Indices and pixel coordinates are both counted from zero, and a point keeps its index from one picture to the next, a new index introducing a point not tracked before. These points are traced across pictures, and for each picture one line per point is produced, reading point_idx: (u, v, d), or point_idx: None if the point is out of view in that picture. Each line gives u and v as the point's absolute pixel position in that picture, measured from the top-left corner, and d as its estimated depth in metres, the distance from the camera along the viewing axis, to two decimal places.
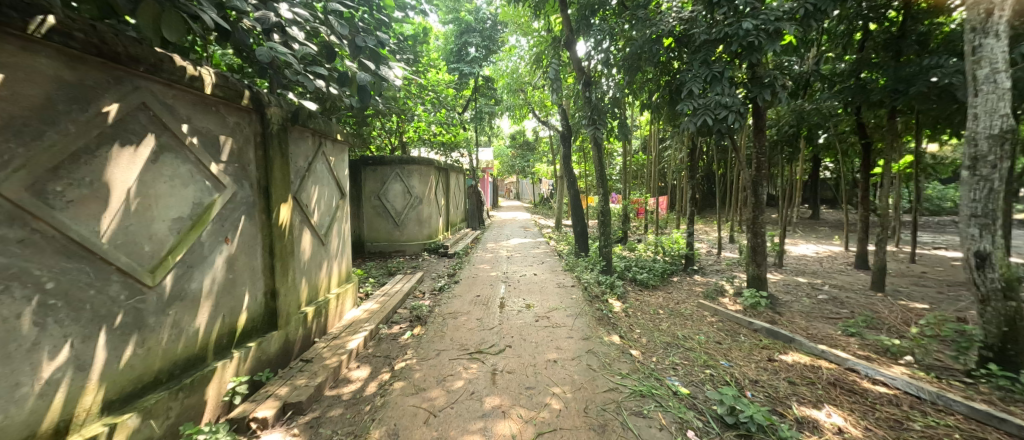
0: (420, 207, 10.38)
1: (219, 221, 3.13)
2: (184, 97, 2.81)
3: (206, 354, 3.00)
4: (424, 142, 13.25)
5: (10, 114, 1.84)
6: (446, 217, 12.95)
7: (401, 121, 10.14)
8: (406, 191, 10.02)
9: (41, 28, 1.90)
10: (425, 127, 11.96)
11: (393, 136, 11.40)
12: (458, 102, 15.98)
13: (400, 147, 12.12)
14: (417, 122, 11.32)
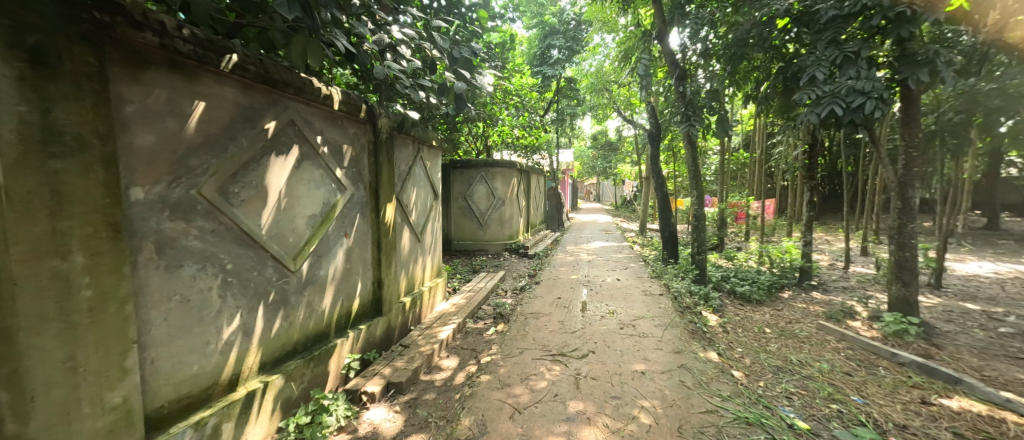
0: (503, 208, 10.74)
1: (340, 218, 3.64)
2: (319, 113, 3.33)
3: (329, 332, 3.51)
4: (508, 145, 13.64)
5: (207, 133, 2.36)
6: (527, 218, 13.15)
7: (487, 126, 10.59)
8: (490, 193, 10.42)
9: (228, 65, 2.40)
10: (509, 131, 12.32)
11: (479, 140, 11.98)
12: (541, 104, 16.14)
13: (486, 150, 12.66)
14: (502, 126, 11.72)
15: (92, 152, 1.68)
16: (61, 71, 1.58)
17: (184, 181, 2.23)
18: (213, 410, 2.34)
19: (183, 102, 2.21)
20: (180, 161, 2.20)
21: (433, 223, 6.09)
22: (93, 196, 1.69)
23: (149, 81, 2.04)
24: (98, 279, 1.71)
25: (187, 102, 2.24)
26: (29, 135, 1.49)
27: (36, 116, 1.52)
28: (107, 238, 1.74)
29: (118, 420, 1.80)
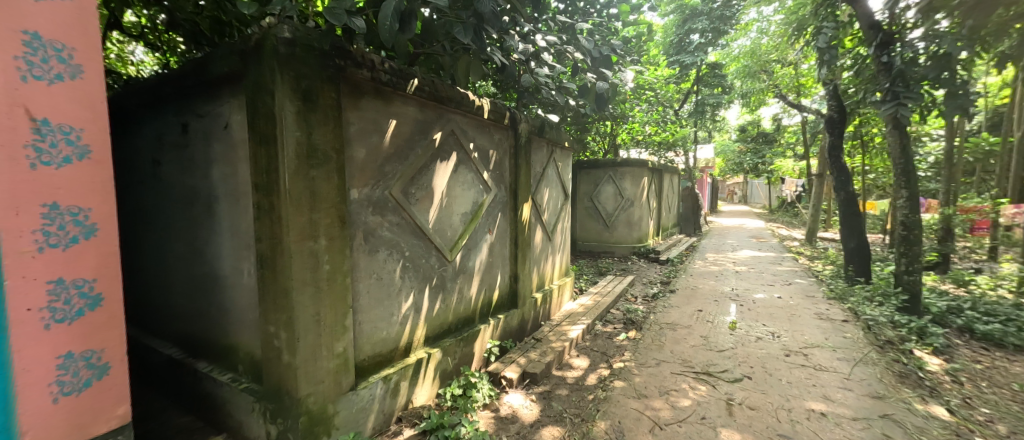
0: (631, 209, 10.04)
1: (486, 216, 4.03)
2: (472, 123, 3.75)
3: (474, 318, 3.94)
4: (637, 144, 12.59)
5: (396, 145, 2.91)
6: (658, 221, 12.13)
7: (618, 124, 10.17)
8: (619, 193, 9.96)
9: (412, 88, 2.90)
10: (640, 127, 11.56)
11: (608, 139, 11.58)
12: (677, 96, 14.65)
13: (613, 149, 12.12)
14: (633, 123, 11.07)
15: (331, 163, 2.26)
16: (318, 106, 2.17)
17: (381, 184, 2.79)
18: (395, 368, 2.89)
19: (382, 121, 2.77)
20: (379, 169, 2.78)
21: (563, 223, 6.17)
22: (332, 195, 2.28)
23: (363, 107, 2.61)
24: (332, 257, 2.29)
25: (384, 121, 2.79)
26: (301, 152, 2.09)
27: (304, 139, 2.11)
28: (338, 227, 2.32)
29: (340, 364, 2.39)
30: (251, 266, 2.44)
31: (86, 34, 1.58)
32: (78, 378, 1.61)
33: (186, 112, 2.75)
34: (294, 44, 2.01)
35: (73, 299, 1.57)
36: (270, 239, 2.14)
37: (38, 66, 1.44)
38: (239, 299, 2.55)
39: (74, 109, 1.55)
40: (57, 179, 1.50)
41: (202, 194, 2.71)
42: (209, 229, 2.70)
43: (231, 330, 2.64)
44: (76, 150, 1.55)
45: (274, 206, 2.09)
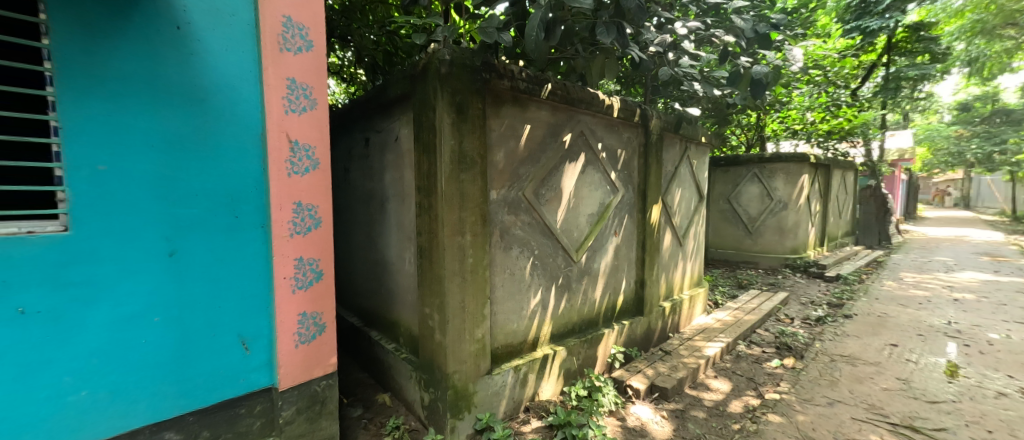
0: (784, 213, 8.34)
1: (612, 218, 3.90)
2: (601, 122, 3.67)
3: (598, 320, 3.86)
4: (793, 137, 10.34)
5: (531, 148, 3.05)
6: (823, 228, 9.90)
7: (769, 113, 8.64)
8: (767, 195, 8.45)
9: (547, 93, 2.98)
10: (800, 116, 9.59)
11: (755, 130, 9.94)
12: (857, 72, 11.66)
13: (761, 142, 10.35)
14: (791, 110, 9.24)
15: (477, 167, 2.51)
16: (468, 116, 2.43)
17: (515, 186, 2.97)
18: (524, 360, 3.04)
19: (518, 125, 2.94)
20: (515, 171, 2.96)
21: (698, 227, 5.57)
22: (477, 196, 2.53)
23: (503, 114, 2.81)
24: (475, 251, 2.55)
25: (520, 126, 2.95)
26: (454, 159, 2.38)
27: (457, 146, 2.39)
28: (480, 224, 2.57)
29: (479, 349, 2.64)
30: (412, 256, 2.89)
31: (320, 74, 2.09)
32: (309, 332, 2.15)
33: (368, 129, 3.41)
34: (451, 64, 2.30)
35: (307, 272, 2.11)
36: (428, 234, 2.50)
37: (294, 102, 2.00)
38: (402, 282, 3.05)
39: (312, 132, 2.07)
40: (301, 184, 2.05)
41: (377, 195, 3.33)
42: (381, 224, 3.30)
43: (395, 308, 3.18)
44: (313, 163, 2.08)
45: (432, 204, 2.44)
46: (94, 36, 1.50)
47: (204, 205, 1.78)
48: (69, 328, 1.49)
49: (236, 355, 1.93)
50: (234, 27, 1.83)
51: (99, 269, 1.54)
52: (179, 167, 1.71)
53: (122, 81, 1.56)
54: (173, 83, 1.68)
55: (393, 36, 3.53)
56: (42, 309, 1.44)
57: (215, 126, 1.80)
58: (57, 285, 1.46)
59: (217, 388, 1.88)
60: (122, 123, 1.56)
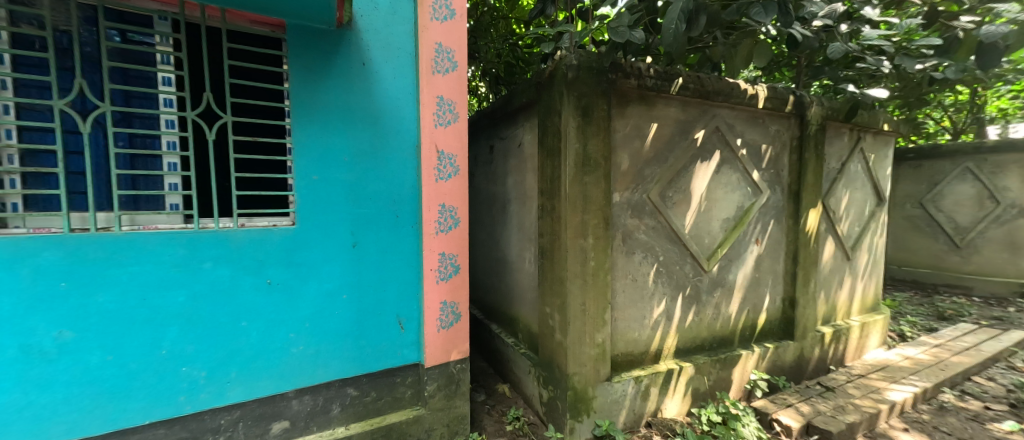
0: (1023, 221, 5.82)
1: (753, 224, 3.26)
2: (741, 115, 3.07)
3: (733, 339, 3.31)
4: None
5: (657, 148, 2.72)
6: None
7: (997, 87, 6.31)
8: (989, 197, 6.05)
9: (676, 88, 2.64)
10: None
11: (972, 109, 7.22)
12: None
13: (977, 126, 7.68)
14: None
15: (601, 170, 2.45)
16: (593, 119, 2.40)
17: (640, 188, 2.69)
18: (646, 372, 2.77)
19: (644, 125, 2.64)
20: (639, 172, 2.67)
21: (873, 238, 4.45)
22: (600, 199, 2.47)
23: (629, 114, 2.59)
24: (597, 254, 2.48)
25: (647, 125, 2.66)
26: (578, 161, 2.39)
27: (581, 149, 2.38)
28: (602, 227, 2.49)
29: (598, 354, 2.55)
30: (532, 255, 3.01)
31: (462, 90, 2.35)
32: (448, 319, 2.43)
33: (493, 137, 3.67)
34: (578, 68, 2.31)
35: (448, 266, 2.39)
36: (551, 235, 2.59)
37: (441, 117, 2.29)
38: (522, 281, 3.20)
39: (454, 142, 2.34)
40: (445, 188, 2.34)
41: (500, 198, 3.56)
42: (503, 224, 3.51)
43: (516, 305, 3.34)
44: (454, 169, 2.36)
45: (556, 207, 2.50)
46: (313, 77, 1.98)
47: (376, 206, 2.19)
48: (293, 297, 2.01)
49: (394, 332, 2.32)
50: (399, 58, 2.19)
51: (311, 253, 2.03)
52: (361, 175, 2.13)
53: (328, 109, 2.02)
54: (359, 108, 2.10)
55: (515, 48, 3.70)
56: (280, 281, 1.97)
57: (385, 140, 2.18)
58: (287, 264, 1.98)
59: (380, 358, 2.28)
60: (327, 142, 2.03)
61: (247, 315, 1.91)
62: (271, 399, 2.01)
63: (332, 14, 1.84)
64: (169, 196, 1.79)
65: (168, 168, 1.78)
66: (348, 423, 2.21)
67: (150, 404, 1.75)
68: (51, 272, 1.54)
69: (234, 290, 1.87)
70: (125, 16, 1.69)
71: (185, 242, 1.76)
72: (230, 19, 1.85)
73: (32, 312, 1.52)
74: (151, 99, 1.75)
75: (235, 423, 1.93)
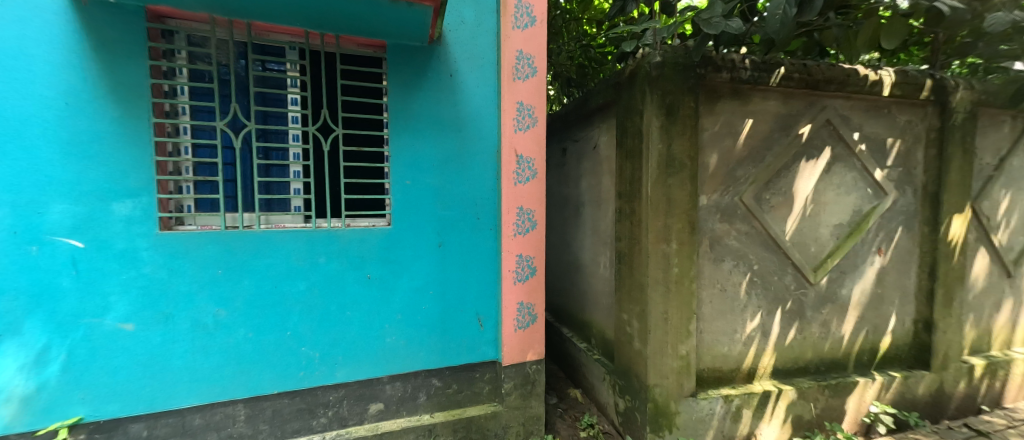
0: None
1: (874, 231, 2.75)
2: (859, 106, 2.64)
3: (847, 363, 2.79)
4: None
5: (752, 146, 2.40)
6: None
7: None
8: None
9: (777, 78, 2.31)
10: None
11: None
12: None
13: None
14: None
15: (687, 170, 2.26)
16: (679, 117, 2.23)
17: (731, 190, 2.39)
18: (738, 391, 2.45)
19: (738, 123, 2.36)
20: (730, 172, 2.37)
21: None
22: (685, 202, 2.27)
23: (718, 111, 2.33)
24: (681, 261, 2.29)
25: (740, 122, 2.38)
26: (662, 162, 2.25)
27: (665, 149, 2.24)
28: (688, 232, 2.29)
29: (682, 367, 2.35)
30: (608, 260, 2.94)
31: (541, 94, 2.37)
32: (525, 320, 2.46)
33: (565, 139, 3.66)
34: (663, 65, 2.18)
35: (525, 267, 2.42)
36: (630, 239, 2.49)
37: (521, 121, 2.34)
38: (597, 285, 3.13)
39: (532, 146, 2.38)
40: (523, 191, 2.38)
41: (572, 201, 3.52)
42: (576, 227, 3.47)
43: (588, 309, 3.28)
44: (533, 172, 2.39)
45: (636, 211, 2.41)
46: (407, 91, 2.17)
47: (460, 208, 2.32)
48: (388, 291, 2.21)
49: (475, 329, 2.42)
50: (482, 67, 2.30)
51: (403, 251, 2.23)
52: (446, 180, 2.28)
53: (420, 120, 2.20)
54: (446, 117, 2.25)
55: (588, 49, 3.58)
56: (377, 276, 2.19)
57: (469, 146, 2.31)
58: (384, 260, 2.19)
59: (462, 353, 2.41)
60: (418, 149, 2.21)
61: (350, 305, 2.15)
62: (369, 381, 2.22)
63: (424, 32, 2.01)
64: (294, 199, 2.10)
65: (293, 175, 2.09)
66: (433, 411, 2.36)
67: (277, 376, 2.05)
68: (212, 262, 1.91)
69: (341, 282, 2.13)
70: (266, 49, 2.04)
71: (304, 239, 2.04)
72: (343, 43, 2.11)
73: (199, 293, 1.90)
74: (283, 117, 2.07)
75: (341, 400, 2.17)
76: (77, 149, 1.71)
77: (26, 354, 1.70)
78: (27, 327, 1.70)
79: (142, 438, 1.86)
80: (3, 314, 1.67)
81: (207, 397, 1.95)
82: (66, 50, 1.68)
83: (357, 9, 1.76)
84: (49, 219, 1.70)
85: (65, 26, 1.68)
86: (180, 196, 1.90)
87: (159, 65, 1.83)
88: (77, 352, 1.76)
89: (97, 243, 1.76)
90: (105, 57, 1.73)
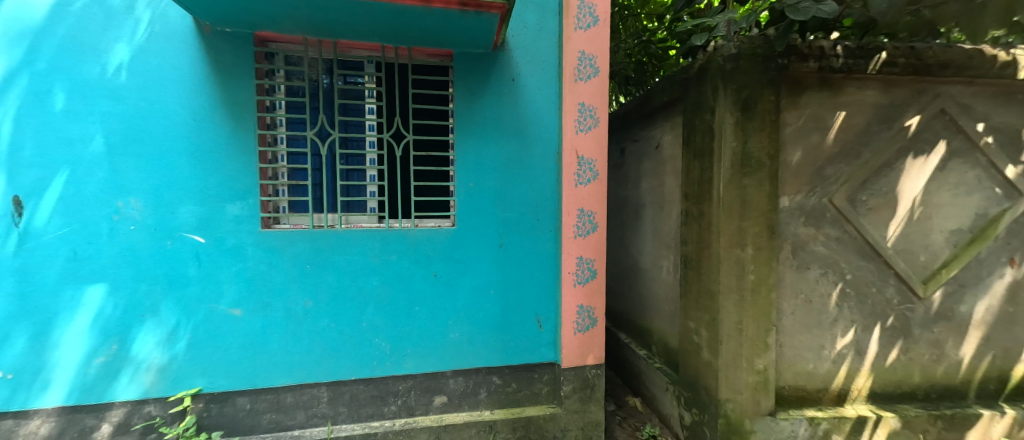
0: None
1: (1007, 238, 2.30)
2: (986, 92, 2.24)
3: (969, 392, 2.34)
4: None
5: (845, 141, 2.14)
6: None
7: None
8: None
9: (877, 64, 2.06)
10: None
11: None
12: None
13: None
14: None
15: (765, 170, 2.09)
16: (756, 112, 2.06)
17: (820, 190, 2.14)
18: (826, 414, 2.17)
19: (828, 116, 2.12)
20: (818, 171, 2.14)
21: None
22: (763, 204, 2.10)
23: (804, 104, 2.11)
24: (758, 267, 2.12)
25: (831, 115, 2.13)
26: (736, 161, 2.10)
27: (739, 147, 2.09)
28: (766, 236, 2.11)
29: (759, 382, 2.16)
30: (671, 265, 2.80)
31: (604, 93, 2.32)
32: (585, 323, 2.42)
33: (624, 139, 3.55)
34: (739, 57, 2.04)
35: (586, 270, 2.38)
36: (697, 243, 2.36)
37: (582, 122, 2.30)
38: (659, 290, 2.99)
39: (593, 147, 2.32)
40: (584, 193, 2.34)
41: (631, 202, 3.41)
42: (635, 230, 3.35)
43: (649, 315, 3.14)
44: (594, 174, 2.33)
45: (706, 213, 2.27)
46: (471, 96, 2.26)
47: (521, 210, 2.36)
48: (452, 289, 2.32)
49: (534, 330, 2.45)
50: (544, 70, 2.32)
51: (466, 251, 2.31)
52: (508, 182, 2.33)
53: (483, 124, 2.27)
54: (509, 120, 2.30)
55: (649, 44, 3.31)
56: (443, 274, 2.29)
57: (530, 149, 2.34)
58: (449, 259, 2.29)
59: (521, 353, 2.44)
60: (482, 152, 2.28)
61: (418, 301, 2.28)
62: (434, 374, 2.34)
63: (489, 39, 2.08)
64: (369, 201, 2.27)
65: (369, 179, 2.26)
66: (493, 408, 2.41)
67: (354, 363, 2.23)
68: (302, 257, 2.13)
69: (410, 279, 2.26)
70: (347, 64, 2.24)
71: (378, 238, 2.20)
72: (414, 55, 2.25)
73: (291, 284, 2.13)
74: (361, 125, 2.25)
75: (409, 390, 2.31)
76: (201, 159, 2.01)
77: (162, 331, 2.03)
78: (163, 309, 2.03)
79: (246, 410, 2.13)
80: (147, 296, 2.01)
81: (297, 378, 2.17)
82: (192, 75, 1.98)
83: (429, 21, 1.87)
84: (180, 217, 2.02)
85: (194, 55, 1.98)
86: (277, 199, 2.15)
87: (262, 84, 2.08)
88: (198, 332, 2.06)
89: (214, 239, 2.05)
90: (222, 79, 2.01)
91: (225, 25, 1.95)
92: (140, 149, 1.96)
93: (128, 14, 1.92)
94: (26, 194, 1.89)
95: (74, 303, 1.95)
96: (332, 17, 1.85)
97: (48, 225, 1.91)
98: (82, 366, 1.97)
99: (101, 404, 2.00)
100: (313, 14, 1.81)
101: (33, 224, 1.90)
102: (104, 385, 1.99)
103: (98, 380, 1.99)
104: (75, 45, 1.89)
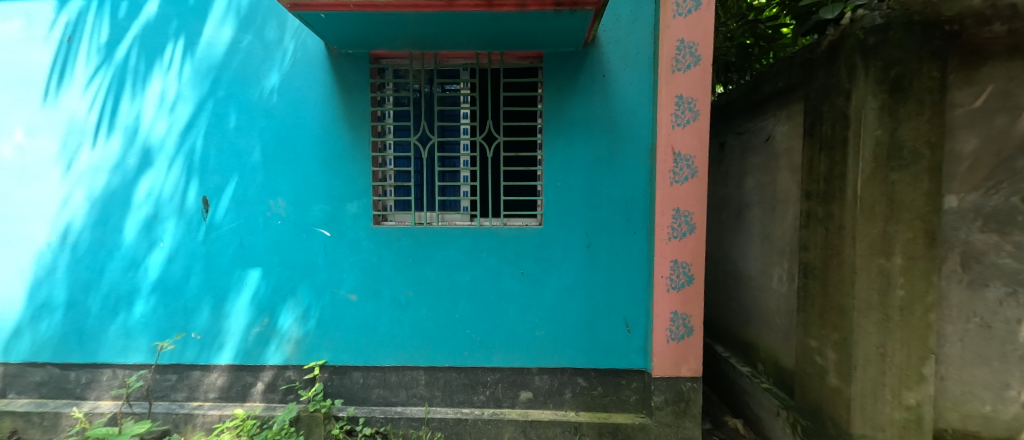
0: None
1: None
2: None
3: None
4: None
5: None
6: None
7: None
8: None
9: None
10: None
11: None
12: None
13: None
14: None
15: (922, 162, 1.67)
16: (913, 93, 1.67)
17: (1008, 187, 1.54)
18: None
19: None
20: (1009, 163, 1.55)
21: None
22: (920, 203, 1.69)
23: (984, 79, 1.59)
24: (911, 282, 1.71)
25: None
26: (879, 153, 1.76)
27: (886, 136, 1.74)
28: (924, 244, 1.69)
29: (909, 420, 1.76)
30: (784, 273, 2.46)
31: (706, 84, 2.07)
32: (679, 332, 2.19)
33: (725, 132, 3.20)
34: (888, 28, 1.70)
35: (681, 274, 2.15)
36: (823, 249, 2.03)
37: (681, 114, 2.08)
38: (767, 301, 2.65)
39: (690, 141, 2.10)
40: (681, 192, 2.12)
41: (733, 202, 3.07)
42: (737, 232, 3.02)
43: (754, 328, 2.80)
44: (692, 170, 2.11)
45: (836, 214, 1.95)
46: (561, 96, 2.26)
47: (611, 210, 2.28)
48: (540, 287, 2.34)
49: (623, 334, 2.35)
50: (638, 64, 2.21)
51: (554, 250, 2.32)
52: (598, 181, 2.28)
53: (574, 122, 2.26)
54: (601, 117, 2.25)
55: (757, 23, 2.90)
56: (530, 272, 2.33)
57: (622, 146, 2.25)
58: (536, 258, 2.33)
59: (609, 357, 2.36)
60: (571, 151, 2.27)
61: (505, 297, 2.36)
62: (521, 369, 2.39)
63: (581, 36, 2.05)
64: (462, 200, 2.41)
65: (462, 179, 2.40)
66: (578, 410, 2.38)
67: (449, 351, 2.40)
68: (405, 251, 2.36)
69: (499, 275, 2.35)
70: (445, 73, 2.41)
71: (471, 235, 2.33)
72: (506, 59, 2.34)
73: (396, 275, 2.37)
74: (456, 130, 2.41)
75: (496, 382, 2.40)
76: (329, 164, 2.35)
77: (299, 309, 2.42)
78: (299, 291, 2.41)
79: (360, 383, 2.43)
80: (288, 279, 2.41)
81: (400, 360, 2.41)
82: (321, 93, 2.32)
83: (522, 25, 1.92)
84: (313, 214, 2.38)
85: (325, 75, 2.32)
86: (385, 198, 2.39)
87: (376, 96, 2.34)
88: (324, 312, 2.41)
89: (338, 233, 2.37)
90: (346, 94, 2.32)
91: (348, 47, 2.24)
92: (285, 157, 2.36)
93: (278, 45, 2.32)
94: (211, 194, 2.40)
95: (241, 282, 2.43)
96: (434, 31, 2.00)
97: (225, 219, 2.42)
98: (245, 332, 2.45)
99: (257, 365, 2.46)
100: (422, 31, 2.01)
101: (215, 218, 2.42)
102: (259, 350, 2.45)
103: (255, 345, 2.45)
104: (243, 74, 2.35)
